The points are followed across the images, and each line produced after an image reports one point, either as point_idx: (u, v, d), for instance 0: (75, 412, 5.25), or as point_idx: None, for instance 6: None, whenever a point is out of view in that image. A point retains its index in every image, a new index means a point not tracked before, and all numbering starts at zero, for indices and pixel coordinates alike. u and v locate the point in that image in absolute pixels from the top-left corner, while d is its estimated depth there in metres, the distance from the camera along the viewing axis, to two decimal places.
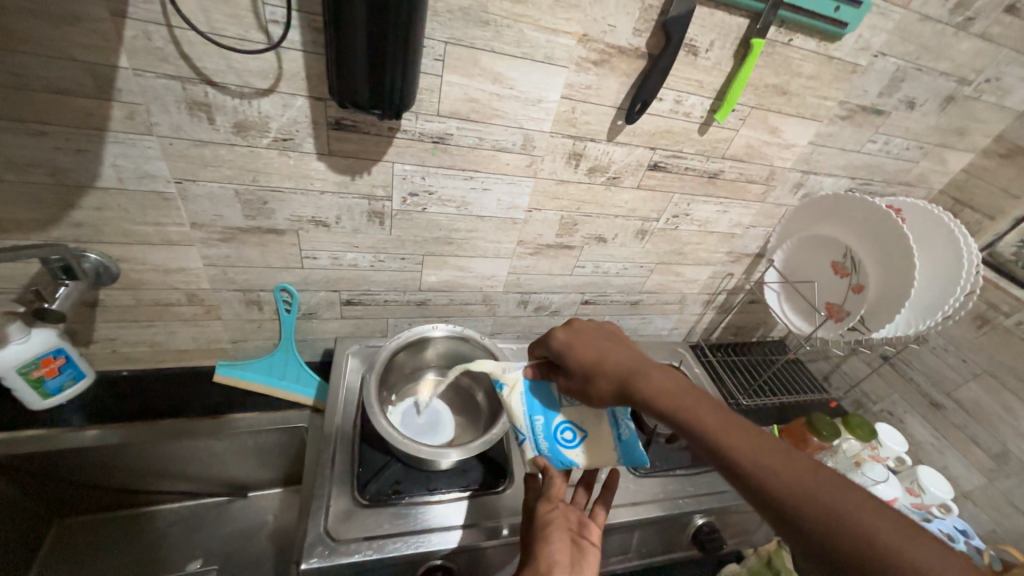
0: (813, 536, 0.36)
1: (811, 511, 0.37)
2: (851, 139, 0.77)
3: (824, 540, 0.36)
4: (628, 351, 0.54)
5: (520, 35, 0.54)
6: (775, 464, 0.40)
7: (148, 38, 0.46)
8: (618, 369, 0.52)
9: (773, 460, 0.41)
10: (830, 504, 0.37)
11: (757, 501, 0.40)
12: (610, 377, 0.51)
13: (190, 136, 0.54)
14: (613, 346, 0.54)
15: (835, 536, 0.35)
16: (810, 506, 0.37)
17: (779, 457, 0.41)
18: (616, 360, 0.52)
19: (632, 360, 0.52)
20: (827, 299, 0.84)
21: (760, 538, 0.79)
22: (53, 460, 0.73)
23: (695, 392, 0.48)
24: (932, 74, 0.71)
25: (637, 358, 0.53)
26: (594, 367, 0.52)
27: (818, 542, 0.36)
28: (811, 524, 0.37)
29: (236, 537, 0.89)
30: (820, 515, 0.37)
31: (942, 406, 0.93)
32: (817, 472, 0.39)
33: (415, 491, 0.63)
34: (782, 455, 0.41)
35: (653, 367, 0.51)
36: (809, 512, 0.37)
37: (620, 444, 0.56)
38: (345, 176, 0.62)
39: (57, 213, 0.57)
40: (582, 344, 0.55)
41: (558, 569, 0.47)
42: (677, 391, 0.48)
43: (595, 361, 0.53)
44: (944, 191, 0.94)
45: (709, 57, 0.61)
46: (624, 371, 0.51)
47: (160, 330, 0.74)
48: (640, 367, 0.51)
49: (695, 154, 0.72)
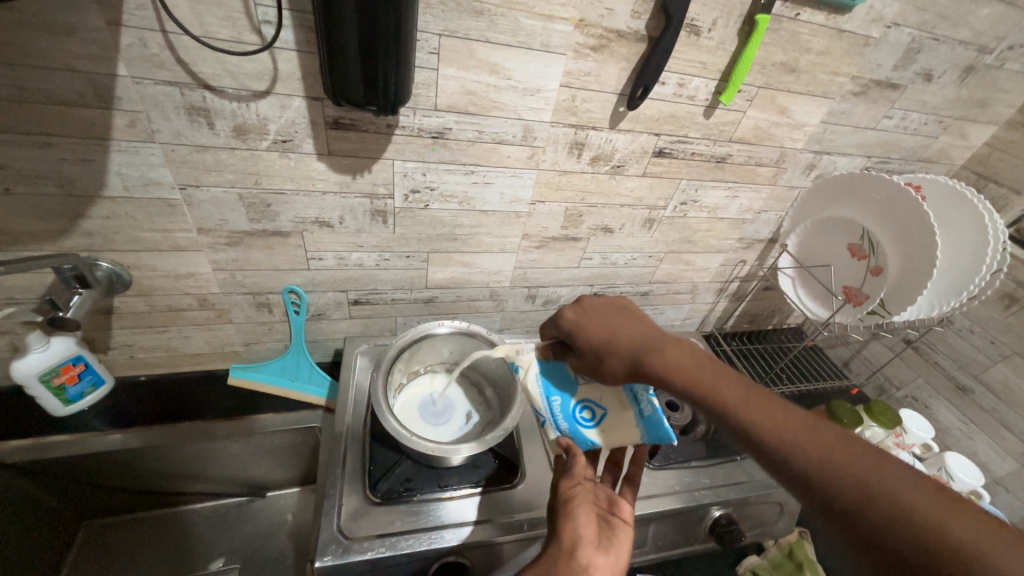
0: (843, 511, 0.36)
1: (842, 488, 0.36)
2: (865, 116, 0.74)
3: (857, 516, 0.35)
4: (640, 326, 0.52)
5: (515, 23, 0.53)
6: (802, 439, 0.39)
7: (144, 45, 0.46)
8: (630, 346, 0.50)
9: (799, 435, 0.39)
10: (863, 480, 0.35)
11: (784, 477, 0.39)
12: (622, 355, 0.50)
13: (191, 142, 0.54)
14: (624, 321, 0.52)
15: (869, 513, 0.34)
16: (840, 482, 0.36)
17: (806, 431, 0.39)
18: (628, 337, 0.51)
19: (644, 335, 0.50)
20: (844, 282, 0.81)
21: (781, 529, 0.77)
22: (78, 464, 0.75)
23: (713, 365, 0.46)
24: (951, 43, 0.68)
25: (649, 332, 0.51)
26: (605, 346, 0.51)
27: (850, 519, 0.35)
28: (842, 501, 0.36)
29: (256, 536, 0.90)
30: (850, 491, 0.35)
31: (969, 390, 0.90)
32: (847, 445, 0.37)
33: (427, 488, 0.63)
34: (809, 430, 0.39)
35: (666, 342, 0.49)
36: (840, 489, 0.36)
37: (643, 421, 0.53)
38: (346, 175, 0.62)
39: (68, 224, 0.58)
40: (591, 323, 0.53)
41: (583, 545, 0.45)
42: (694, 366, 0.46)
43: (606, 339, 0.51)
44: (966, 166, 0.89)
45: (712, 37, 0.59)
46: (636, 348, 0.49)
47: (175, 335, 0.75)
48: (652, 342, 0.50)
49: (701, 138, 0.70)
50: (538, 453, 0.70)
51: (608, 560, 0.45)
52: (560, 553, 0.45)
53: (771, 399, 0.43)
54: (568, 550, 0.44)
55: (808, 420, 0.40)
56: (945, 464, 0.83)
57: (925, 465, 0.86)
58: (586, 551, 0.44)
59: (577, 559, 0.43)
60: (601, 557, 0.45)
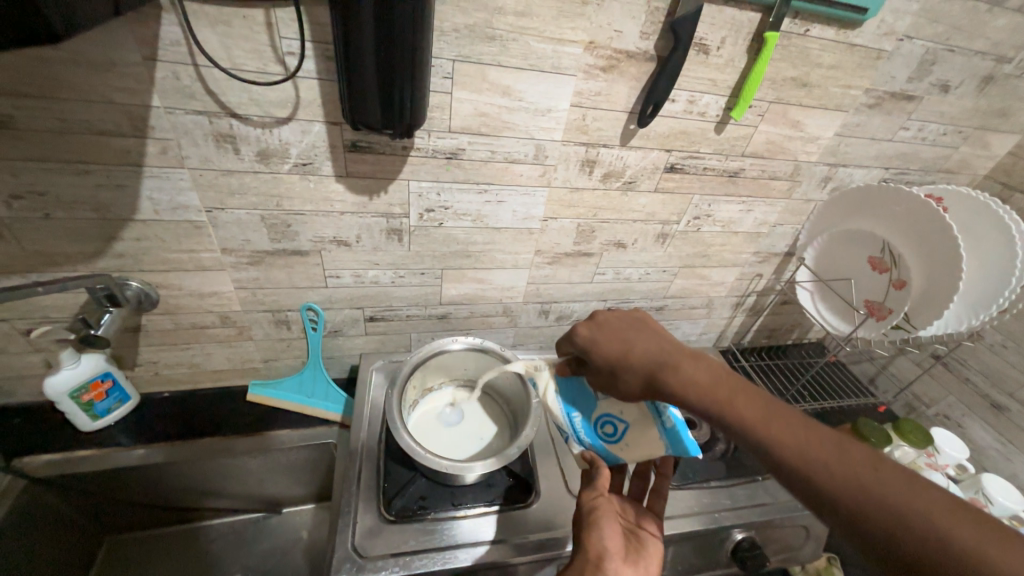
0: (875, 538, 0.34)
1: (873, 513, 0.34)
2: (881, 128, 0.74)
3: (890, 543, 0.33)
4: (655, 340, 0.51)
5: (526, 47, 0.54)
6: (829, 460, 0.37)
7: (177, 78, 0.49)
8: (644, 361, 0.49)
9: (825, 454, 0.38)
10: (894, 503, 0.34)
11: (809, 498, 0.38)
12: (638, 370, 0.49)
13: (218, 167, 0.57)
14: (639, 335, 0.52)
15: (904, 540, 0.33)
16: (871, 507, 0.34)
17: (833, 451, 0.38)
18: (642, 352, 0.50)
19: (659, 350, 0.50)
20: (866, 297, 0.79)
21: (807, 555, 0.74)
22: (103, 478, 0.77)
23: (731, 380, 0.45)
24: (967, 54, 0.67)
25: (665, 347, 0.50)
26: (620, 362, 0.50)
27: (883, 545, 0.34)
28: (873, 526, 0.34)
29: (271, 553, 0.90)
30: (883, 517, 0.34)
31: (1004, 407, 0.86)
32: (877, 467, 0.36)
33: (441, 507, 0.62)
34: (835, 448, 0.38)
35: (682, 356, 0.48)
36: (872, 513, 0.34)
37: (665, 433, 0.50)
38: (363, 197, 0.64)
39: (102, 246, 0.61)
40: (606, 338, 0.53)
41: (610, 556, 0.45)
42: (712, 381, 0.45)
43: (620, 354, 0.51)
44: (990, 176, 0.87)
45: (721, 55, 0.59)
46: (651, 363, 0.49)
47: (197, 352, 0.78)
48: (668, 357, 0.49)
49: (713, 153, 0.70)
50: (553, 471, 0.69)
51: (635, 572, 0.45)
52: (587, 565, 0.45)
53: (794, 416, 0.42)
54: (595, 561, 0.45)
55: (834, 438, 0.39)
56: (983, 487, 0.79)
57: (962, 487, 0.82)
58: (614, 562, 0.45)
59: (605, 570, 0.44)
60: (629, 570, 0.45)
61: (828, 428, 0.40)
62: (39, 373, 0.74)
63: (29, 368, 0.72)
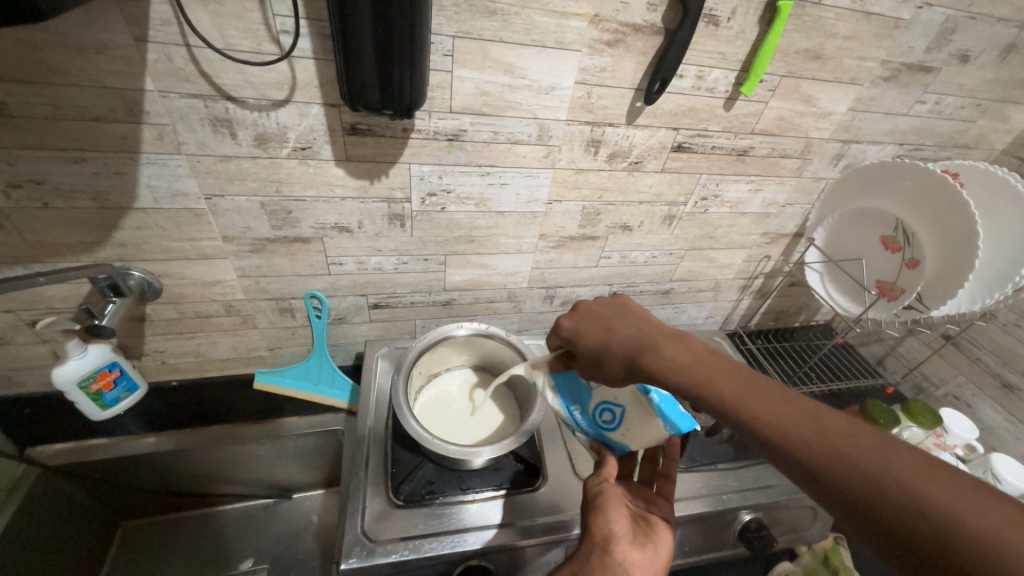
0: (857, 508, 0.33)
1: (849, 481, 0.33)
2: (896, 102, 0.71)
3: (866, 510, 0.33)
4: (636, 324, 0.50)
5: (529, 21, 0.52)
6: (807, 433, 0.36)
7: (169, 60, 0.48)
8: (626, 347, 0.48)
9: (802, 427, 0.37)
10: (871, 471, 0.33)
11: (792, 472, 0.37)
12: (618, 356, 0.48)
13: (215, 152, 0.55)
14: (620, 321, 0.51)
15: (881, 507, 0.32)
16: (847, 474, 0.34)
17: (813, 425, 0.37)
18: (623, 337, 0.49)
19: (640, 334, 0.48)
20: (878, 277, 0.78)
21: (814, 536, 0.75)
22: (115, 465, 0.78)
23: (711, 358, 0.44)
24: (989, 21, 0.64)
25: (645, 330, 0.49)
26: (602, 350, 0.49)
27: (865, 514, 0.33)
28: (852, 495, 0.33)
29: (283, 536, 0.92)
30: (860, 486, 0.33)
31: (1015, 387, 0.85)
32: (853, 436, 0.35)
33: (449, 491, 0.63)
34: (810, 419, 0.37)
35: (663, 339, 0.47)
36: (848, 481, 0.33)
37: (660, 411, 0.49)
38: (364, 181, 0.62)
39: (102, 235, 0.60)
40: (587, 328, 0.52)
41: (617, 540, 0.46)
42: (692, 361, 0.44)
43: (601, 342, 0.50)
44: (1007, 151, 0.85)
45: (731, 26, 0.57)
46: (631, 348, 0.47)
47: (203, 340, 0.77)
48: (648, 340, 0.47)
49: (722, 131, 0.68)
50: (560, 455, 0.70)
51: (644, 555, 0.45)
52: (593, 548, 0.46)
53: (773, 388, 0.40)
54: (602, 545, 0.45)
55: (811, 409, 0.38)
56: (993, 467, 0.78)
57: (970, 467, 0.81)
58: (621, 545, 0.45)
59: (611, 553, 0.44)
60: (637, 553, 0.45)
61: (805, 398, 0.39)
62: (47, 363, 0.74)
63: (37, 359, 0.73)
